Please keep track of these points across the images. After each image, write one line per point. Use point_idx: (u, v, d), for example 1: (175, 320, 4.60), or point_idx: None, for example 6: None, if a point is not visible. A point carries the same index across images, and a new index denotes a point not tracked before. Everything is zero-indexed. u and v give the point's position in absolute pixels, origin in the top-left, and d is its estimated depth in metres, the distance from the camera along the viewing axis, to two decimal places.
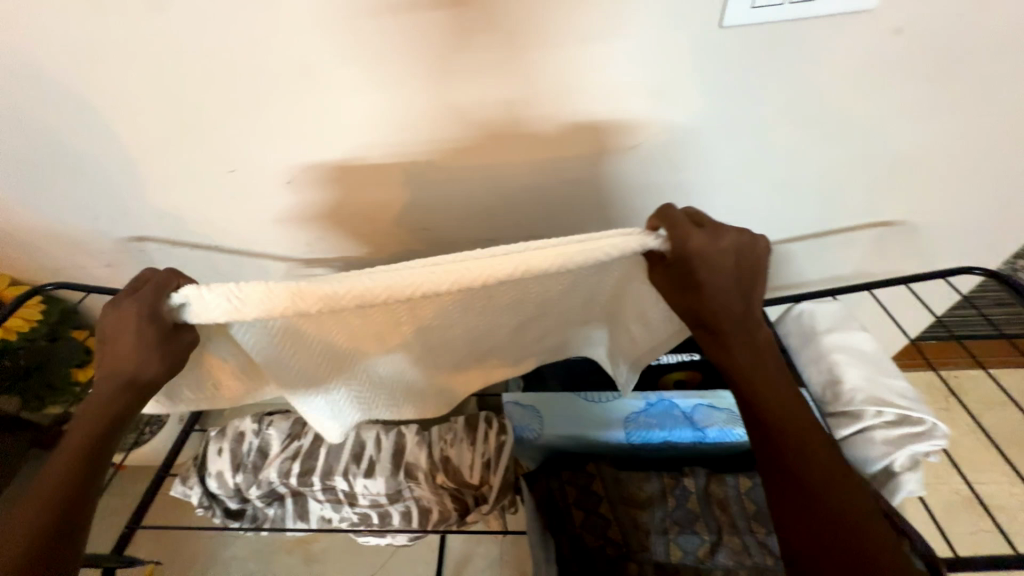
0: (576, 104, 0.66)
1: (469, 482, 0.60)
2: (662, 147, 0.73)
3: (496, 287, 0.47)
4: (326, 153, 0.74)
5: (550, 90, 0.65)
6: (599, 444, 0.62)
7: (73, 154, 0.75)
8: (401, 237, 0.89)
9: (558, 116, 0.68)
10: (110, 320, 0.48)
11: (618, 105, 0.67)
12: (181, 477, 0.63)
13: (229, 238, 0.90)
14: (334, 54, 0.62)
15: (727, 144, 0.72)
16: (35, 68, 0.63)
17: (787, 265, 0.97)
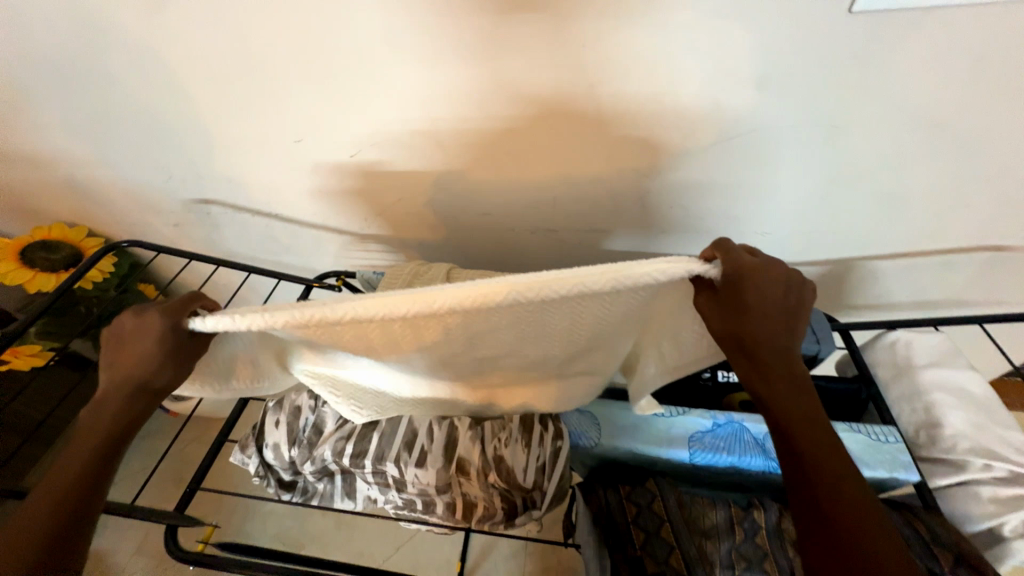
0: (668, 92, 0.61)
1: (524, 485, 0.56)
2: (755, 145, 0.66)
3: (542, 307, 0.43)
4: (394, 129, 0.71)
5: (642, 75, 0.60)
6: (659, 461, 0.58)
7: (151, 115, 0.75)
8: (459, 220, 0.87)
9: (645, 105, 0.63)
10: (132, 326, 0.46)
11: (714, 95, 0.61)
12: (239, 444, 0.60)
13: (291, 208, 0.90)
14: (415, 24, 0.58)
15: (831, 144, 0.65)
16: (121, 26, 0.63)
17: (871, 283, 0.89)
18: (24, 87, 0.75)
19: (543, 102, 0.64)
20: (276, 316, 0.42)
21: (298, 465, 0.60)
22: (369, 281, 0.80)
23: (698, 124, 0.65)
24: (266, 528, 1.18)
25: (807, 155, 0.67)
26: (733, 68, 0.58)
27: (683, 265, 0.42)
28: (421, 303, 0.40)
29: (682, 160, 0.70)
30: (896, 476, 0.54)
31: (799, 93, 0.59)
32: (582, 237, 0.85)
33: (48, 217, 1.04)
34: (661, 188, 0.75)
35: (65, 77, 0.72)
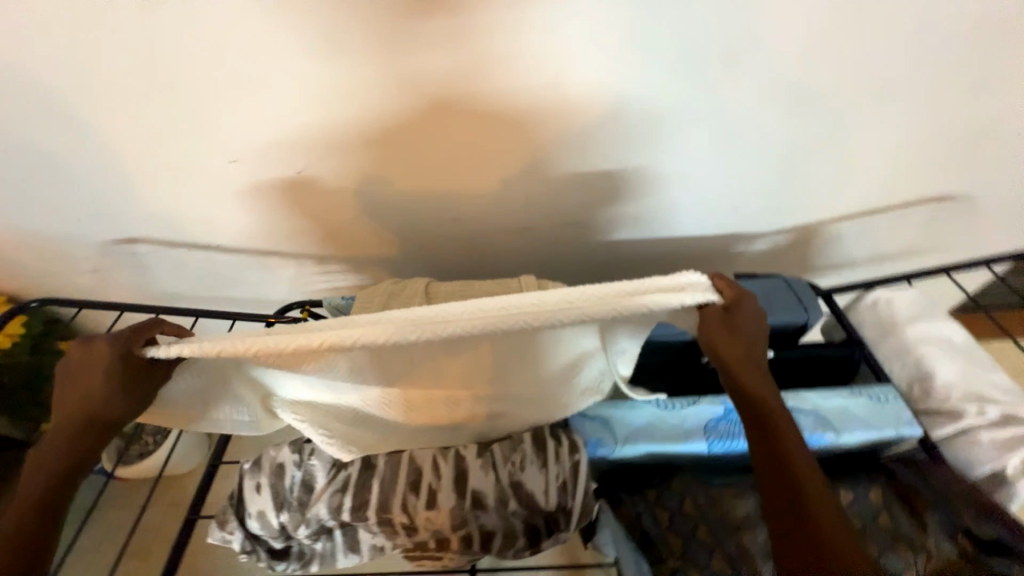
0: (635, 76, 0.59)
1: (547, 507, 0.52)
2: (724, 124, 0.66)
3: (539, 331, 0.45)
4: (344, 140, 0.64)
5: (607, 60, 0.57)
6: (679, 457, 0.56)
7: (44, 148, 0.64)
8: (428, 234, 0.79)
9: (612, 90, 0.61)
10: (81, 352, 0.45)
11: (681, 75, 0.59)
12: (217, 521, 0.52)
13: (232, 238, 0.80)
14: (358, 20, 0.52)
15: (792, 116, 0.66)
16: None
17: (834, 245, 0.92)
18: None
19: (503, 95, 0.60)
20: (250, 341, 0.41)
21: (291, 531, 0.52)
22: (337, 309, 0.72)
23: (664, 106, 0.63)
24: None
25: (772, 127, 0.67)
26: (693, 44, 0.56)
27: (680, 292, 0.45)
28: (431, 333, 0.41)
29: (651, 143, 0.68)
30: (903, 433, 0.55)
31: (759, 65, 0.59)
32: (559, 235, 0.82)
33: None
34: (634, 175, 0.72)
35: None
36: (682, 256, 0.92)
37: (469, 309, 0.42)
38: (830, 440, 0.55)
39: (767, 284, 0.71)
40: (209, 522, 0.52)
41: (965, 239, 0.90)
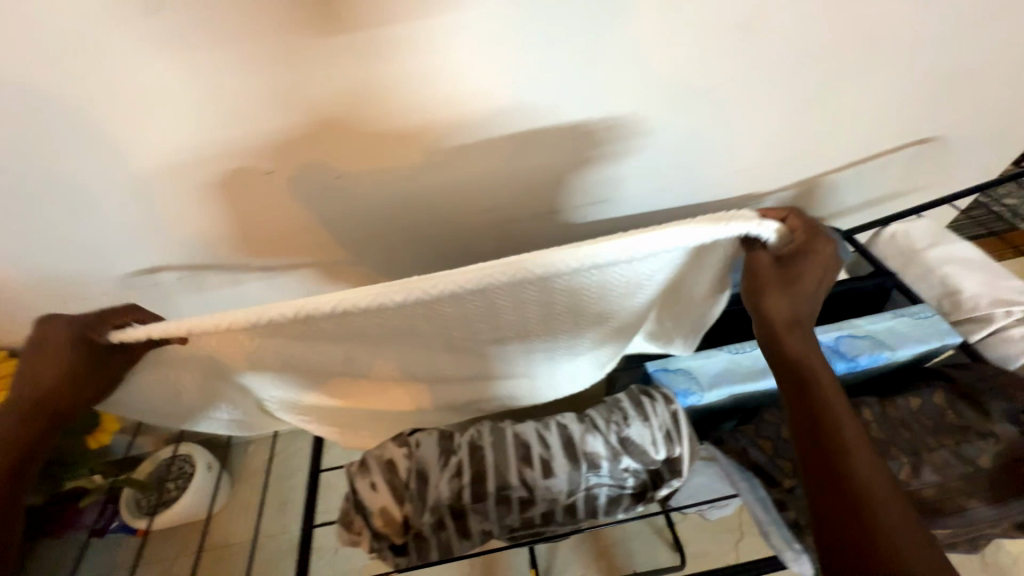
0: (672, 54, 0.59)
1: (659, 459, 0.55)
2: (755, 94, 0.67)
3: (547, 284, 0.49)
4: (385, 142, 0.61)
5: (648, 42, 0.57)
6: (760, 395, 0.60)
7: (67, 182, 0.60)
8: (467, 223, 0.80)
9: (651, 71, 0.60)
10: (40, 336, 0.49)
11: (717, 51, 0.60)
12: (341, 524, 0.52)
13: (267, 253, 0.78)
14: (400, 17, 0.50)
15: (814, 81, 0.68)
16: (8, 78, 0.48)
17: (833, 194, 1.00)
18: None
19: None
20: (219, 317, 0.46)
21: (415, 523, 0.52)
22: None
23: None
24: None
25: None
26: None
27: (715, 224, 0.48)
28: (419, 290, 0.44)
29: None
30: (946, 342, 0.62)
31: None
32: None
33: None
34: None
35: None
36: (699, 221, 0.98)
37: (459, 268, 0.45)
38: (887, 357, 0.61)
39: None
40: (335, 526, 0.52)
41: (948, 173, 0.99)
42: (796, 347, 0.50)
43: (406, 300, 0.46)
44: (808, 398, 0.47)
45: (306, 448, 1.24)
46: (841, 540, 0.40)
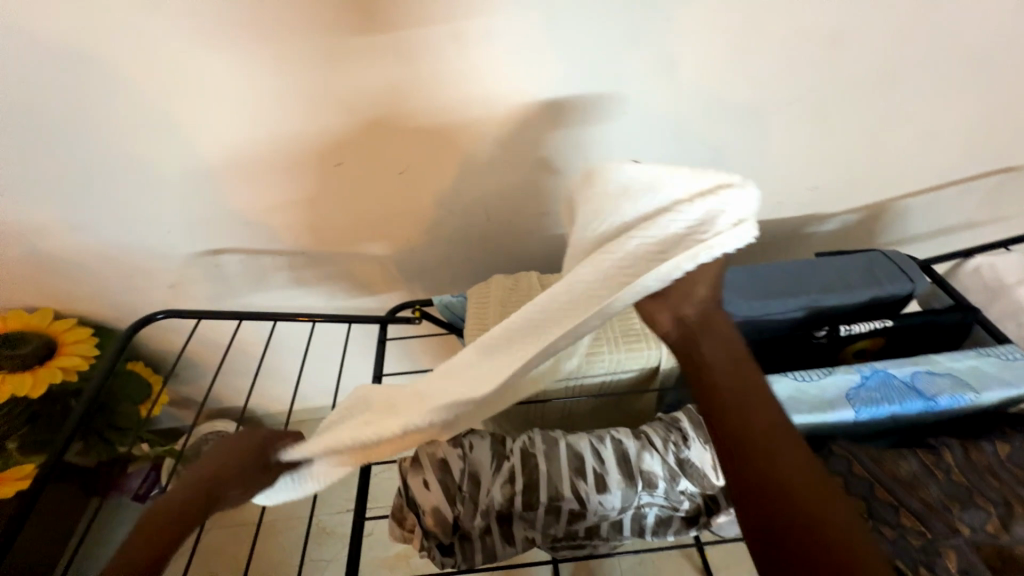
0: (728, 43, 0.64)
1: (718, 484, 0.53)
2: (801, 94, 0.72)
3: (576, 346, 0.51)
4: (457, 123, 0.68)
5: (705, 27, 0.62)
6: (827, 427, 0.57)
7: (162, 150, 0.65)
8: (520, 223, 0.82)
9: (706, 62, 0.66)
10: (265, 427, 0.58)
11: (770, 42, 0.65)
12: (394, 516, 0.52)
13: (326, 239, 0.81)
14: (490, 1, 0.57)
15: (866, 82, 0.71)
16: (143, 43, 0.55)
17: (901, 222, 0.96)
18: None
19: (603, 80, 0.66)
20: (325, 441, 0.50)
21: (464, 524, 0.52)
22: (448, 306, 0.72)
23: (744, 83, 0.69)
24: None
25: (842, 97, 0.72)
26: (772, 23, 0.63)
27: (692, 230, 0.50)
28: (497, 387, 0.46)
29: (728, 122, 0.74)
30: None
31: (829, 42, 0.66)
32: None
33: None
34: (709, 155, 0.78)
35: (49, 122, 0.60)
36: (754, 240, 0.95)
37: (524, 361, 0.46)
38: (969, 399, 0.57)
39: (866, 257, 0.74)
40: (388, 520, 0.52)
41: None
42: (720, 340, 0.49)
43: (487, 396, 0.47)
44: (735, 382, 0.46)
45: None
46: (792, 545, 0.38)
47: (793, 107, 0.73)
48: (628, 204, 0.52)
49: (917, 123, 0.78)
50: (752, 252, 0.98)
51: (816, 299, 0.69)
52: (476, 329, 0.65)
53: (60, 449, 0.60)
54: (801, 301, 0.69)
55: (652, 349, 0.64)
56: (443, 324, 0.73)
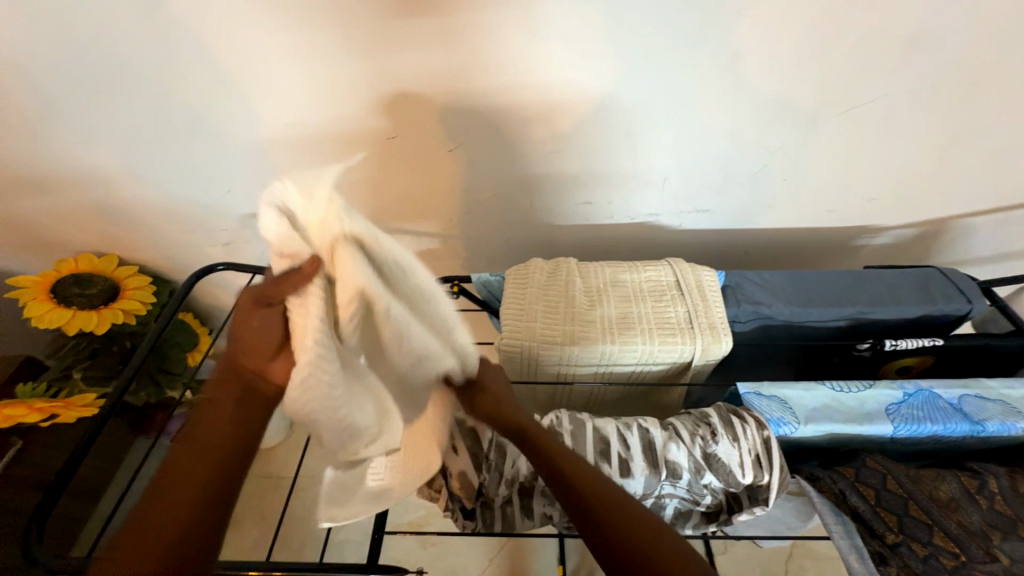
0: (793, 45, 0.62)
1: (743, 482, 0.53)
2: (865, 103, 0.69)
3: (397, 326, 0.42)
4: (509, 107, 0.68)
5: (771, 27, 0.61)
6: (863, 439, 0.56)
7: (227, 113, 0.69)
8: (561, 209, 0.83)
9: (767, 64, 0.65)
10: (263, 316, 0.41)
11: (837, 47, 0.63)
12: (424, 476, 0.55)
13: (371, 211, 0.83)
14: None
15: (939, 95, 0.68)
16: (221, 12, 0.58)
17: (963, 241, 0.91)
18: (67, 96, 0.66)
19: (659, 71, 0.65)
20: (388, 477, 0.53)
21: (489, 491, 0.54)
22: (487, 284, 0.74)
23: (808, 81, 0.66)
24: (343, 558, 1.07)
25: (912, 104, 0.69)
26: (845, 21, 0.60)
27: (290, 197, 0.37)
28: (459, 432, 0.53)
29: (784, 125, 0.72)
30: None
31: (904, 46, 0.62)
32: (683, 218, 0.86)
33: (64, 249, 0.90)
34: (760, 158, 0.76)
35: (134, 80, 0.64)
36: (800, 247, 0.92)
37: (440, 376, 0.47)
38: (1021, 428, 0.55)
39: (920, 273, 0.71)
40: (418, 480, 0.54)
41: None
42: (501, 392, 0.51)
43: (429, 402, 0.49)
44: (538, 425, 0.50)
45: None
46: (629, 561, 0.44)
47: (855, 115, 0.70)
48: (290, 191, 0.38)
49: (993, 142, 0.74)
50: (796, 259, 0.95)
51: (862, 310, 0.67)
52: (514, 306, 0.66)
53: (123, 382, 0.65)
54: (847, 311, 0.67)
55: (687, 345, 0.63)
56: (479, 300, 0.74)
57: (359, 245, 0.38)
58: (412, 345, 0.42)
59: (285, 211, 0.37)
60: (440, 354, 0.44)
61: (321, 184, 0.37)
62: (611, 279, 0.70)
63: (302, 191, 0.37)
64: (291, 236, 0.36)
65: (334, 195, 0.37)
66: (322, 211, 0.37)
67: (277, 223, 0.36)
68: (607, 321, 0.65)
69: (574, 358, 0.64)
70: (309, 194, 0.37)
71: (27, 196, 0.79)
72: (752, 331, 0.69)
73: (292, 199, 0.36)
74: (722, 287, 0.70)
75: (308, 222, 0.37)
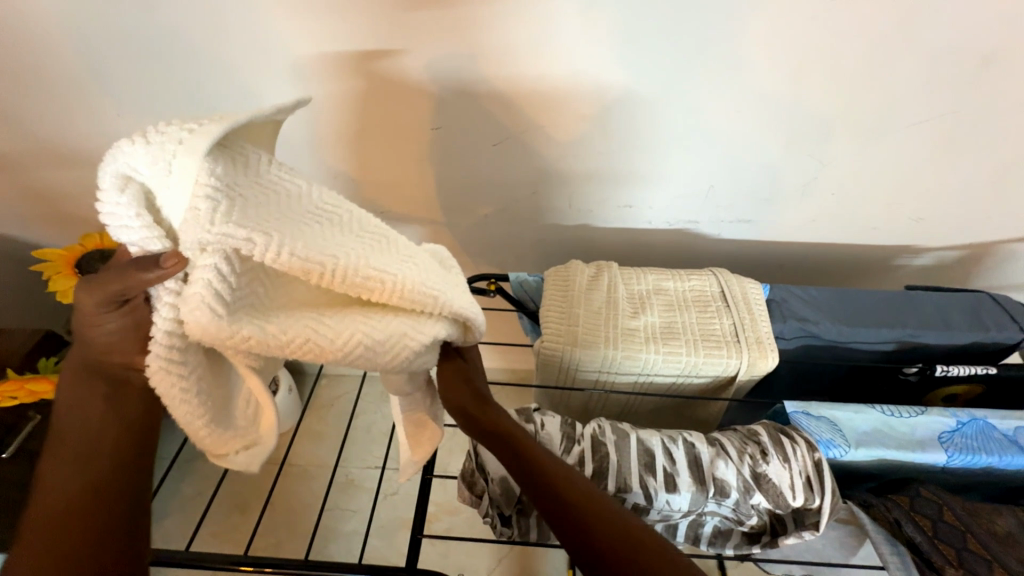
0: (863, 56, 0.60)
1: (793, 505, 0.51)
2: (927, 120, 0.67)
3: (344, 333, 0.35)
4: (561, 104, 0.66)
5: (842, 35, 0.58)
6: (913, 467, 0.55)
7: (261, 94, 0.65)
8: (599, 211, 0.81)
9: (834, 74, 0.62)
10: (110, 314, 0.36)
11: (908, 61, 0.60)
12: (464, 481, 0.53)
13: (403, 203, 0.80)
14: None
15: (1006, 116, 0.66)
16: None
17: (1006, 265, 0.89)
18: (93, 66, 0.62)
19: (721, 74, 0.62)
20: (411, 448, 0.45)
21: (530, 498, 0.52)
22: (524, 285, 0.71)
23: (872, 93, 0.64)
24: (350, 551, 1.05)
25: (978, 123, 0.66)
26: (922, 34, 0.58)
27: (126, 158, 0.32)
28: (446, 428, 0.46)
29: (840, 137, 0.69)
30: None
31: (977, 65, 0.60)
32: (723, 227, 0.83)
33: (87, 225, 0.86)
34: (811, 170, 0.74)
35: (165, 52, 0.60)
36: (836, 262, 0.90)
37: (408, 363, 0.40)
38: None
39: (971, 298, 0.69)
40: (458, 483, 0.53)
41: None
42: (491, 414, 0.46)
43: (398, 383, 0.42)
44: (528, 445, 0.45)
45: (373, 395, 1.27)
46: None
47: (916, 132, 0.68)
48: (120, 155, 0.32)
49: None
50: (831, 275, 0.93)
51: (912, 333, 0.65)
52: (555, 308, 0.65)
53: None
54: (897, 333, 0.65)
55: (733, 359, 0.62)
56: (514, 301, 0.71)
57: (232, 257, 0.32)
58: (356, 338, 0.35)
59: (133, 181, 0.33)
60: (395, 341, 0.36)
61: (179, 156, 0.32)
62: (652, 287, 0.68)
63: (151, 161, 0.32)
64: (135, 221, 0.33)
65: (196, 172, 0.32)
66: (178, 183, 0.32)
67: (122, 202, 0.32)
68: (650, 330, 0.64)
69: (616, 366, 0.63)
70: (165, 166, 0.32)
71: (53, 167, 0.75)
72: (796, 348, 0.67)
73: (141, 169, 0.32)
74: (768, 301, 0.68)
75: (160, 205, 0.33)
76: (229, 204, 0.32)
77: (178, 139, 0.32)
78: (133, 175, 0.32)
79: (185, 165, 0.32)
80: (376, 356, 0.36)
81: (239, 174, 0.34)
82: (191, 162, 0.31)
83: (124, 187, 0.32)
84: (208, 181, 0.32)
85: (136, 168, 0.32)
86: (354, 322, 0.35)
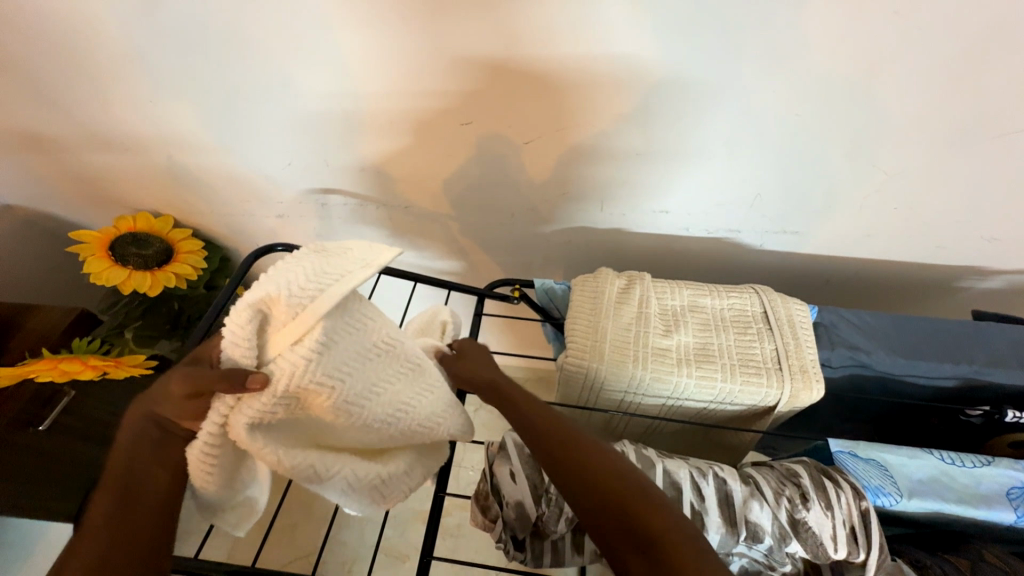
0: (952, 62, 0.52)
1: (834, 557, 0.47)
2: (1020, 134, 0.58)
3: (327, 459, 0.42)
4: (600, 104, 0.61)
5: (931, 39, 0.51)
6: (972, 522, 0.50)
7: (287, 84, 0.63)
8: (633, 216, 0.76)
9: (915, 81, 0.55)
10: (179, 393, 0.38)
11: (1004, 69, 0.52)
12: (477, 502, 0.51)
13: (428, 198, 0.77)
14: None
15: None
16: None
17: None
18: (124, 54, 0.61)
19: (783, 74, 0.56)
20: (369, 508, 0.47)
21: (546, 525, 0.50)
22: (550, 293, 0.68)
23: (959, 102, 0.56)
24: (364, 538, 1.06)
25: None
26: None
27: (270, 288, 0.37)
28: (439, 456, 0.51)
29: (912, 148, 0.62)
30: None
31: None
32: (767, 239, 0.77)
33: (123, 207, 0.87)
34: (873, 182, 0.67)
35: (193, 41, 0.59)
36: (892, 280, 0.82)
37: (368, 472, 0.43)
38: None
39: None
40: (473, 505, 0.51)
41: None
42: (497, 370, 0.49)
43: (354, 489, 0.43)
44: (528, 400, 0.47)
45: None
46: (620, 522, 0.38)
47: (1007, 146, 0.60)
48: (273, 282, 0.38)
49: None
50: (882, 294, 0.86)
51: (978, 371, 0.59)
52: (581, 322, 0.61)
53: None
54: (961, 370, 0.59)
55: (773, 389, 0.57)
56: (539, 309, 0.68)
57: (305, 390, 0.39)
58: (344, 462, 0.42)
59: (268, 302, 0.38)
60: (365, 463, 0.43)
61: (315, 301, 0.38)
62: (687, 303, 0.63)
63: (298, 294, 0.38)
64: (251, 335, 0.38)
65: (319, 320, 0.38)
66: (296, 323, 0.38)
67: (251, 314, 0.37)
68: (683, 351, 0.60)
69: (643, 388, 0.59)
70: (303, 300, 0.38)
71: (89, 151, 0.76)
72: (842, 377, 0.61)
73: (284, 294, 0.37)
74: (815, 325, 0.62)
75: (273, 332, 0.38)
76: (320, 360, 0.39)
77: (312, 294, 0.38)
78: (267, 309, 0.38)
79: (316, 311, 0.38)
80: (350, 475, 0.43)
81: (342, 326, 0.40)
82: (310, 320, 0.37)
83: (251, 316, 0.37)
84: (317, 340, 0.38)
85: (274, 293, 0.37)
86: (347, 461, 0.43)
